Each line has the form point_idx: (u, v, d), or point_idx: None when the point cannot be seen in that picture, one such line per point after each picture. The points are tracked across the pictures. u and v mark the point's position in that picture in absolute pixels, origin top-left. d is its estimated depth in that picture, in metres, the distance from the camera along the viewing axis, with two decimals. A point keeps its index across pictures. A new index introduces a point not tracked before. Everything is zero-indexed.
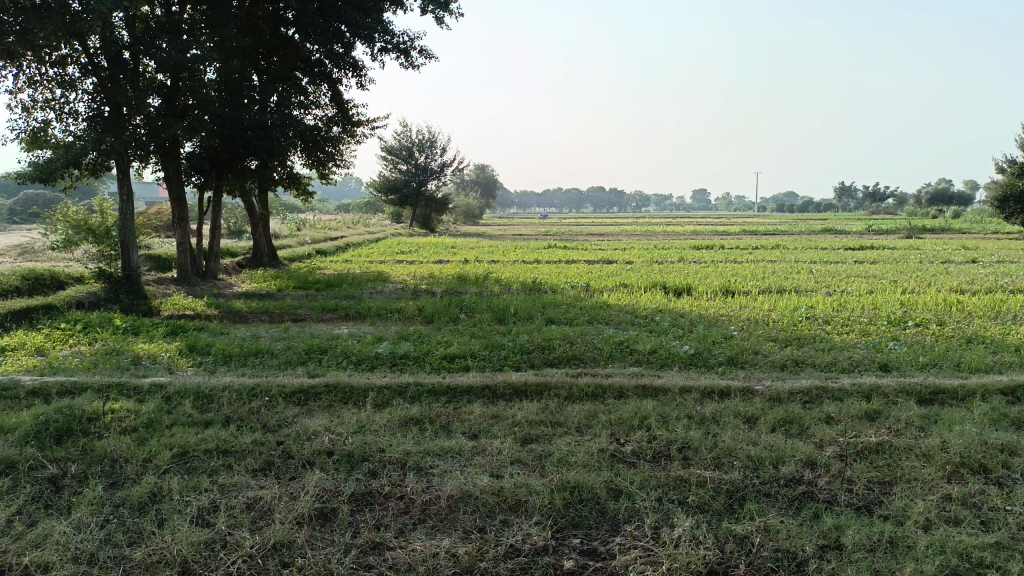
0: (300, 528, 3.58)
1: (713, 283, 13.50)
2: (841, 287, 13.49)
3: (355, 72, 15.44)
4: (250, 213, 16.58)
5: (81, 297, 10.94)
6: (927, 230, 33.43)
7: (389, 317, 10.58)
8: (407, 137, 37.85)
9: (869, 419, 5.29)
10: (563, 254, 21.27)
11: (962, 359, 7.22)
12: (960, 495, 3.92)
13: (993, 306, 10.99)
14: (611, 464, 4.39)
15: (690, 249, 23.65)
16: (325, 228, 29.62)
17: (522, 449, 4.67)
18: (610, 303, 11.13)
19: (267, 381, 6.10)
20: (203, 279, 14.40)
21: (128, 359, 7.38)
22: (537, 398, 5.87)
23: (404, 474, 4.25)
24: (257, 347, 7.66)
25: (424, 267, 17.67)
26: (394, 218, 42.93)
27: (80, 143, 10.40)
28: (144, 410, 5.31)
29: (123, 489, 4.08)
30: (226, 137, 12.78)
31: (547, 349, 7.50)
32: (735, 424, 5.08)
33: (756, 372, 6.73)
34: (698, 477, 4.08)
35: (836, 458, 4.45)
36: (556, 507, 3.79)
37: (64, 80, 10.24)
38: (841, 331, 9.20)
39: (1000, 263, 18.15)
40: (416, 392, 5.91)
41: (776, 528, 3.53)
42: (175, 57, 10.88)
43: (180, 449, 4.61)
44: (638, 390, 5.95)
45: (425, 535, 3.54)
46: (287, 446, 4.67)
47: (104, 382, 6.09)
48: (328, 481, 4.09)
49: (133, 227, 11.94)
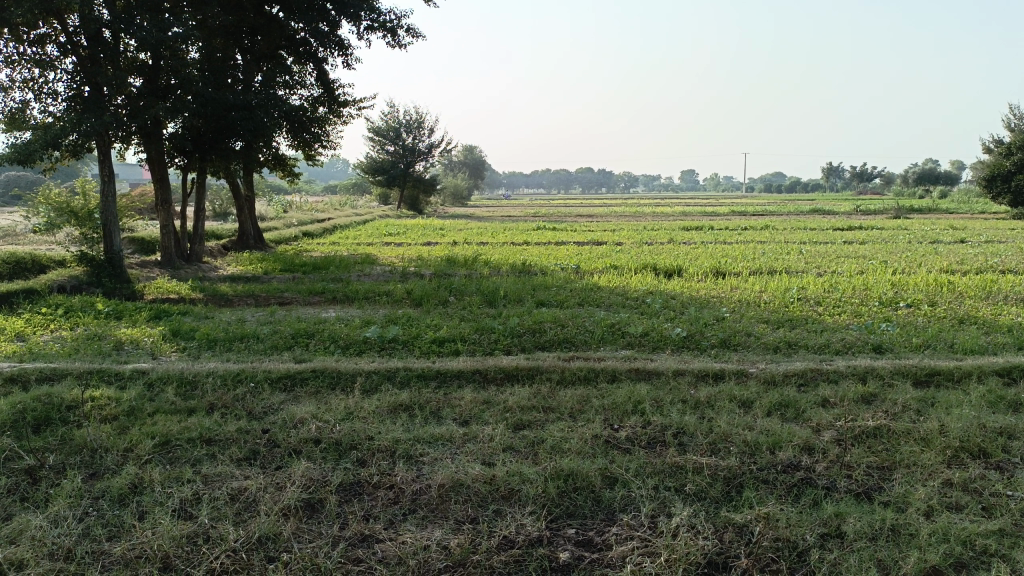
0: (286, 519, 3.47)
1: (703, 264, 13.42)
2: (831, 267, 13.44)
3: (340, 51, 15.17)
4: (235, 195, 16.33)
5: (64, 282, 10.74)
6: (913, 211, 33.42)
7: (376, 300, 10.43)
8: (394, 117, 37.49)
9: (866, 402, 5.22)
10: (552, 236, 21.16)
11: (956, 340, 7.17)
12: (961, 480, 3.86)
13: (984, 286, 10.96)
14: (606, 451, 4.30)
15: (680, 230, 23.55)
16: (313, 210, 29.35)
17: (514, 435, 4.57)
18: (601, 285, 11.02)
19: (253, 366, 5.97)
20: (187, 261, 14.16)
21: (109, 344, 7.22)
22: (529, 382, 5.78)
23: (393, 463, 4.14)
24: (243, 331, 7.51)
25: (413, 249, 17.51)
26: (382, 200, 42.62)
27: (59, 124, 10.13)
28: (126, 397, 5.18)
29: (103, 480, 3.95)
30: (208, 117, 12.51)
31: (537, 332, 7.39)
32: (730, 408, 5.00)
33: (750, 355, 6.65)
34: (695, 463, 4.00)
35: (834, 443, 4.37)
36: (549, 496, 3.69)
37: (43, 60, 9.98)
38: (833, 312, 9.14)
39: (989, 242, 18.15)
40: (405, 377, 5.80)
41: (777, 516, 3.45)
42: (156, 35, 10.62)
43: (162, 438, 4.48)
44: (631, 373, 5.86)
45: (416, 527, 3.44)
46: (273, 433, 4.54)
47: (84, 367, 5.94)
48: (315, 471, 3.98)
49: (115, 210, 11.69)
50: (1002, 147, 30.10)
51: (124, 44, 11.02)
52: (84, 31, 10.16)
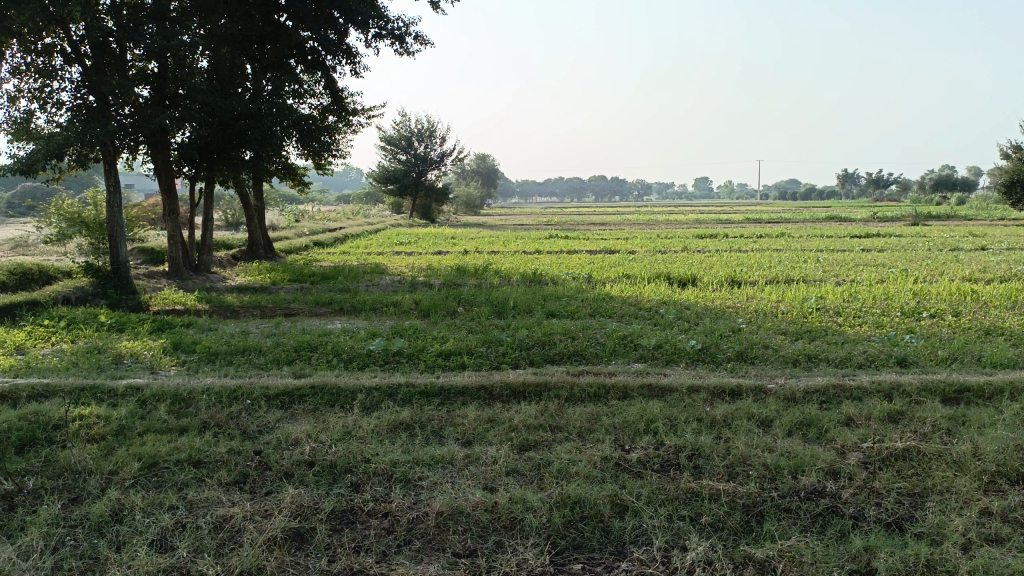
0: (271, 553, 3.23)
1: (718, 273, 13.12)
2: (850, 276, 13.10)
3: (349, 60, 15.04)
4: (245, 205, 16.22)
5: (68, 293, 10.59)
6: (931, 218, 32.90)
7: (384, 311, 10.22)
8: (406, 126, 37.40)
9: (892, 421, 4.93)
10: (564, 244, 20.87)
11: (983, 352, 6.85)
12: (1000, 509, 3.57)
13: (1009, 295, 10.61)
14: (616, 475, 4.03)
15: (694, 238, 23.23)
16: (324, 219, 29.20)
17: (519, 457, 4.32)
18: (614, 295, 10.75)
19: (251, 382, 5.75)
20: (195, 272, 13.99)
21: (108, 358, 7.02)
22: (536, 399, 5.52)
23: (390, 488, 3.90)
24: (245, 344, 7.30)
25: (424, 258, 17.30)
26: (395, 209, 42.46)
27: (63, 134, 9.93)
28: (116, 416, 4.97)
29: (82, 506, 3.73)
30: (216, 126, 12.35)
31: (547, 345, 7.14)
32: (748, 428, 4.73)
33: (768, 369, 6.37)
34: (711, 489, 3.74)
35: (861, 467, 4.10)
36: (554, 526, 3.44)
37: (48, 69, 9.86)
38: (854, 323, 8.83)
39: (1011, 250, 17.72)
40: (407, 394, 5.55)
41: (800, 552, 3.18)
42: (161, 43, 10.46)
43: (150, 459, 4.26)
44: (643, 389, 5.59)
45: (411, 561, 3.20)
46: (265, 455, 4.31)
47: (78, 383, 5.74)
48: (306, 497, 3.75)
49: (121, 221, 11.52)
50: (1021, 152, 29.62)
51: (131, 53, 10.89)
52: (88, 39, 10.00)
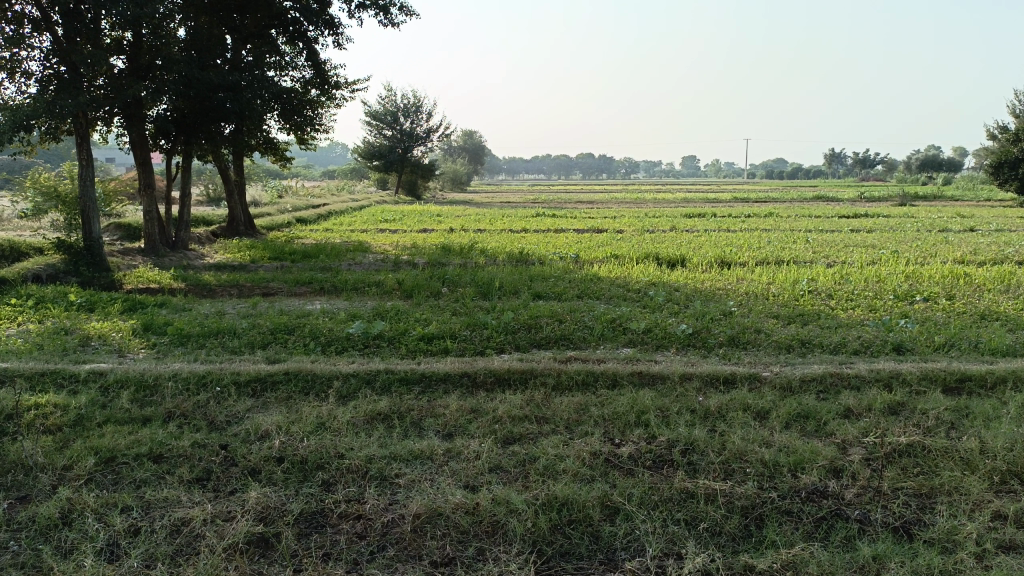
0: (231, 562, 2.98)
1: (708, 254, 12.86)
2: (841, 258, 12.88)
3: (331, 31, 14.61)
4: (225, 180, 15.75)
5: (39, 270, 10.19)
6: (918, 198, 32.82)
7: (365, 291, 9.91)
8: (392, 101, 36.77)
9: (893, 413, 4.71)
10: (551, 223, 20.56)
11: (981, 338, 6.65)
12: (1015, 513, 3.36)
13: (1002, 278, 10.43)
14: (606, 473, 3.79)
15: (683, 217, 22.99)
16: (309, 195, 28.75)
17: (503, 452, 4.07)
18: (602, 276, 10.49)
19: (221, 367, 5.44)
20: (172, 249, 13.54)
21: (74, 339, 6.68)
22: (521, 387, 5.27)
23: (364, 487, 3.64)
24: (218, 326, 6.97)
25: (408, 236, 16.95)
26: (381, 185, 41.85)
27: (30, 106, 9.43)
28: (74, 405, 4.67)
29: (30, 506, 3.45)
30: (193, 99, 11.88)
31: (533, 328, 6.88)
32: (744, 420, 4.50)
33: (762, 355, 6.14)
34: (706, 489, 3.51)
35: (863, 464, 3.87)
36: (540, 532, 3.19)
37: (17, 37, 9.36)
38: (847, 306, 8.63)
39: (1000, 232, 17.60)
40: (386, 381, 5.28)
41: (806, 563, 2.96)
42: (134, 11, 9.87)
43: (107, 453, 3.98)
44: (633, 377, 5.35)
45: (385, 572, 2.95)
46: (231, 449, 4.04)
47: (38, 368, 5.42)
48: (274, 497, 3.48)
49: (94, 196, 11.07)
50: (1009, 134, 29.53)
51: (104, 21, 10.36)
52: (58, 6, 9.47)
